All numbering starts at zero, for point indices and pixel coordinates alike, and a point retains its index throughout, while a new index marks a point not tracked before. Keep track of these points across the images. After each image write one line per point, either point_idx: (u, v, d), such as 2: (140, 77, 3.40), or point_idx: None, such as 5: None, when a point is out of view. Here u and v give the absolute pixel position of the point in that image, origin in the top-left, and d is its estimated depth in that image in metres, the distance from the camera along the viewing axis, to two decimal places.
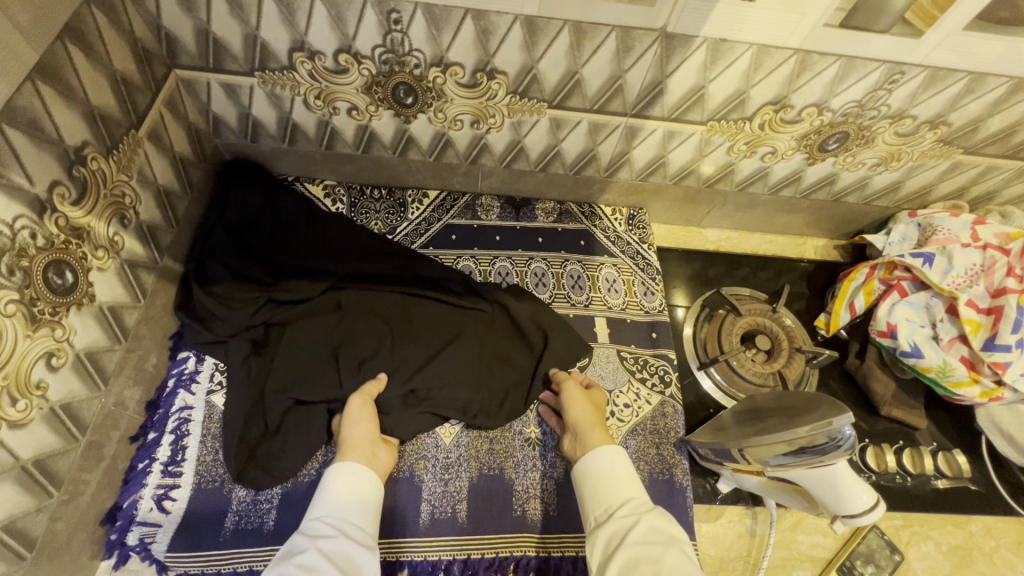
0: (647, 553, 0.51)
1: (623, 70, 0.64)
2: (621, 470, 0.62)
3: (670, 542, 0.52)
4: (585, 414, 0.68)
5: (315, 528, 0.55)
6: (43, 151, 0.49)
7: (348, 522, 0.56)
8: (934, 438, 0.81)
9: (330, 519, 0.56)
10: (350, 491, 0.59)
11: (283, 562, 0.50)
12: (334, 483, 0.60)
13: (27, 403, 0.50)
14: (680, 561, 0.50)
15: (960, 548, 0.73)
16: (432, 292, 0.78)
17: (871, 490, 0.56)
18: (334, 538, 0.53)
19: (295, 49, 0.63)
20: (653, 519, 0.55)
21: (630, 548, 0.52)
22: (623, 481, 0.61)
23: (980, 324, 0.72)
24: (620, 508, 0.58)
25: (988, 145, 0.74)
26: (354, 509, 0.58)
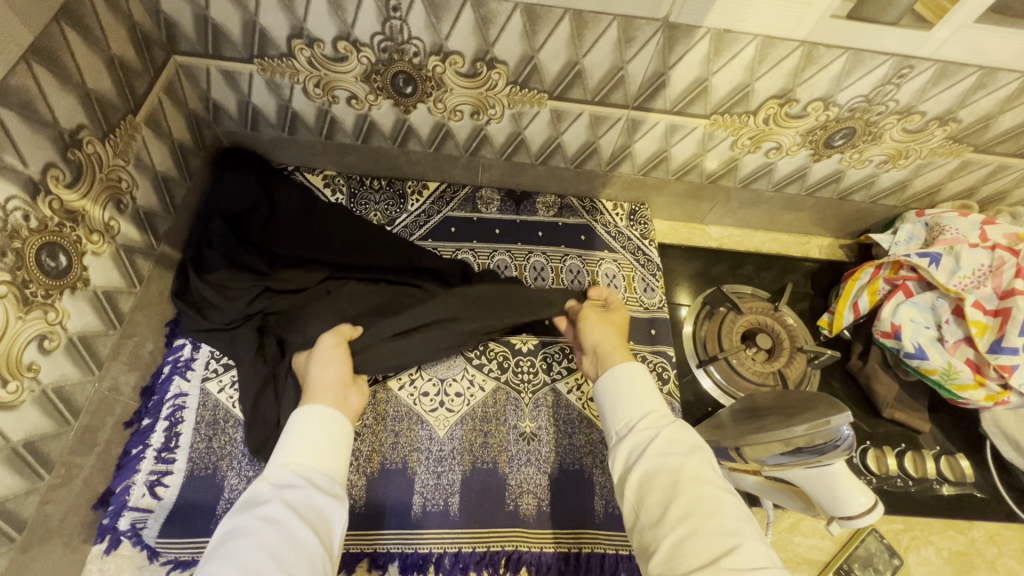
0: (666, 466, 0.53)
1: (625, 61, 0.63)
2: (639, 383, 0.62)
3: (690, 452, 0.54)
4: (607, 338, 0.70)
5: (281, 475, 0.53)
6: (37, 132, 0.49)
7: (315, 468, 0.55)
8: (938, 442, 0.79)
9: (296, 465, 0.54)
10: (317, 434, 0.57)
11: (245, 511, 0.49)
12: (300, 426, 0.57)
13: (18, 385, 0.50)
14: (700, 471, 0.52)
15: (962, 554, 0.71)
16: (432, 287, 0.77)
17: (869, 492, 0.54)
18: (301, 488, 0.52)
19: (294, 36, 0.63)
20: (671, 431, 0.56)
21: (648, 462, 0.54)
22: (641, 393, 0.62)
23: (987, 325, 0.70)
24: (640, 420, 0.59)
25: (1000, 143, 0.72)
26: (322, 454, 0.56)
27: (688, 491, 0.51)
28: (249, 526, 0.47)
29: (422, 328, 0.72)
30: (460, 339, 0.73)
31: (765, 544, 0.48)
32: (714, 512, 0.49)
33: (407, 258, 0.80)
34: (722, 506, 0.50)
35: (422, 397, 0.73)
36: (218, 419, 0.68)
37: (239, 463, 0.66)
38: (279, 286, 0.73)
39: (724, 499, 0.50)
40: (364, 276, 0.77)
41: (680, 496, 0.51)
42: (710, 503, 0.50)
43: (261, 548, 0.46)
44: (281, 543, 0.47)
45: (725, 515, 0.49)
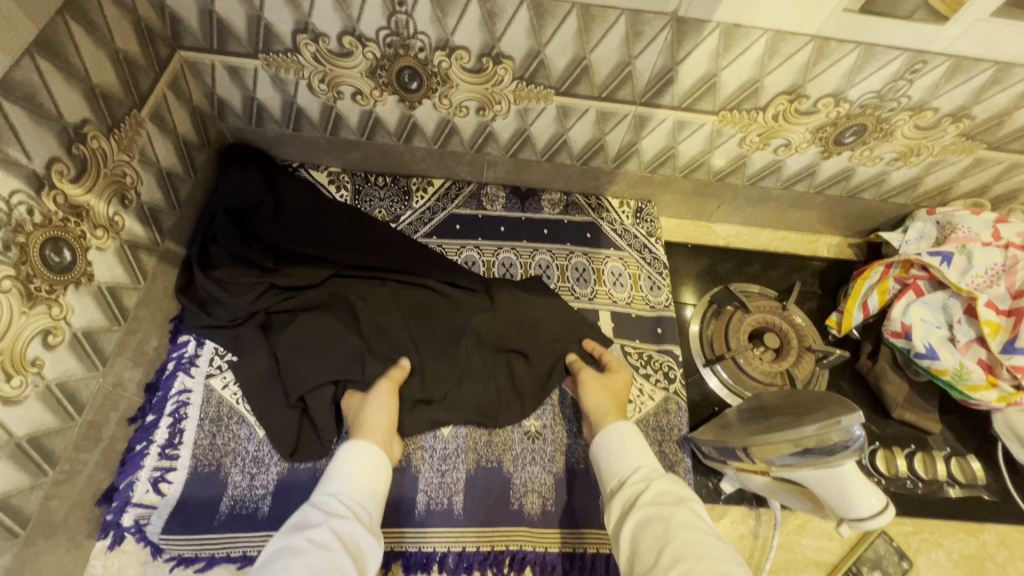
0: (657, 514, 0.53)
1: (633, 57, 0.63)
2: (631, 441, 0.63)
3: (680, 502, 0.54)
4: (601, 403, 0.68)
5: (329, 503, 0.54)
6: (42, 126, 0.49)
7: (359, 503, 0.56)
8: (949, 443, 0.78)
9: (343, 497, 0.56)
10: (364, 470, 0.59)
11: (294, 533, 0.50)
12: (350, 461, 0.59)
13: (22, 379, 0.50)
14: (691, 518, 0.52)
15: (973, 557, 0.70)
16: (437, 285, 0.77)
17: (880, 494, 0.53)
18: (347, 519, 0.53)
19: (299, 31, 0.63)
20: (661, 483, 0.56)
21: (641, 511, 0.54)
22: (633, 450, 0.62)
23: (1000, 325, 0.69)
24: (632, 475, 0.59)
25: (1014, 140, 0.71)
26: (366, 491, 0.57)
27: (678, 536, 0.49)
28: (297, 546, 0.48)
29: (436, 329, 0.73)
30: (466, 340, 0.74)
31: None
32: (706, 555, 0.47)
33: (413, 254, 0.79)
34: (714, 550, 0.48)
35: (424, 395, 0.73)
36: (221, 415, 0.68)
37: (242, 461, 0.66)
38: (284, 285, 0.73)
39: (717, 544, 0.49)
40: (370, 275, 0.77)
41: (671, 541, 0.49)
42: (701, 547, 0.48)
43: (307, 566, 0.46)
44: (324, 564, 0.47)
45: (716, 557, 0.47)
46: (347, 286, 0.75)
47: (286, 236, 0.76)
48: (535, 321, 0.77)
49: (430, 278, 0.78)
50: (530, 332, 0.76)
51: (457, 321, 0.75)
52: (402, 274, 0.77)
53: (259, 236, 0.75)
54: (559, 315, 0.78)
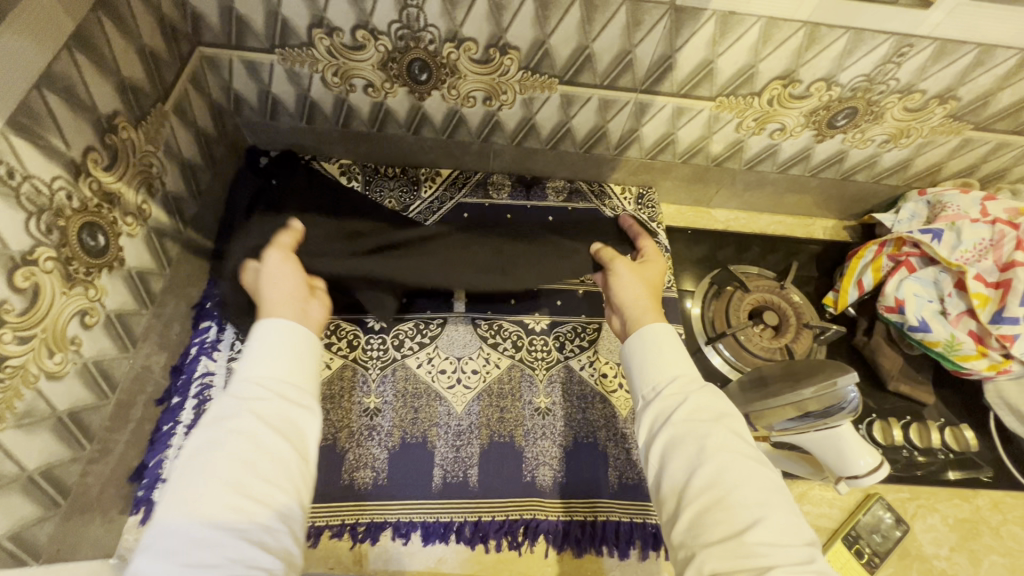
0: (692, 433, 0.51)
1: (633, 44, 0.66)
2: (667, 345, 0.59)
3: (718, 419, 0.52)
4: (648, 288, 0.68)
5: (249, 390, 0.48)
6: (79, 116, 0.52)
7: (287, 379, 0.50)
8: (942, 414, 0.81)
9: (265, 378, 0.49)
10: (284, 349, 0.51)
11: (217, 423, 0.46)
12: (264, 341, 0.51)
13: (63, 356, 0.53)
14: (727, 439, 0.50)
15: (967, 521, 0.73)
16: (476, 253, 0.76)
17: (875, 454, 0.56)
18: (274, 401, 0.48)
19: (314, 25, 0.65)
20: (700, 398, 0.53)
21: (673, 428, 0.52)
22: (670, 357, 0.58)
23: (989, 298, 0.72)
24: (666, 386, 0.56)
25: (998, 121, 0.74)
26: (292, 364, 0.51)
27: (712, 462, 0.48)
28: (221, 442, 0.44)
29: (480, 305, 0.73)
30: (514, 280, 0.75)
31: (792, 518, 0.47)
32: (738, 483, 0.47)
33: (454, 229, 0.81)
34: (746, 479, 0.48)
35: (439, 373, 0.76)
36: None
37: None
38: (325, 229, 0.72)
39: (750, 470, 0.48)
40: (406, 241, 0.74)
41: (704, 466, 0.48)
42: (735, 475, 0.47)
43: (234, 463, 0.43)
44: (253, 455, 0.44)
45: (748, 490, 0.47)
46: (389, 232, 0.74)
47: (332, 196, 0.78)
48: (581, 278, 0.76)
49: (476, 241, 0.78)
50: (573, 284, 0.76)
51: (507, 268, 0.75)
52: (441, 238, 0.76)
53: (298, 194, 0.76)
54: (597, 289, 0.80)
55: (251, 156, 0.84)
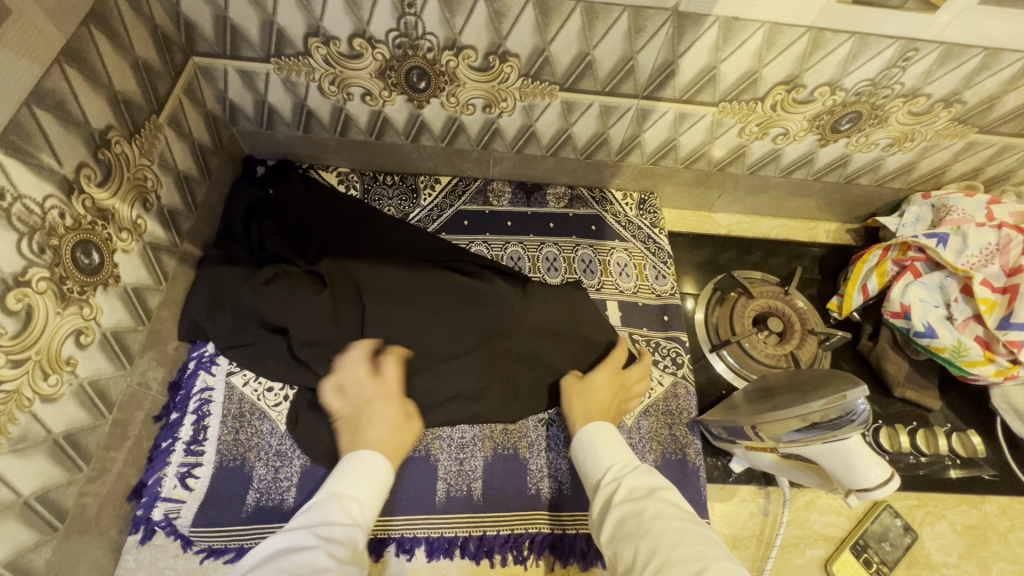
0: (631, 510, 0.54)
1: (635, 51, 0.65)
2: (607, 438, 0.64)
3: (653, 493, 0.56)
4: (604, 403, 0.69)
5: (336, 502, 0.56)
6: (70, 132, 0.50)
7: (364, 510, 0.57)
8: (948, 419, 0.81)
9: (347, 501, 0.56)
10: (370, 479, 0.59)
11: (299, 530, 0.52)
12: (353, 468, 0.59)
13: (58, 378, 0.52)
14: (662, 508, 0.54)
15: (975, 528, 0.73)
16: (458, 283, 0.76)
17: (886, 466, 0.55)
18: (348, 526, 0.54)
19: (310, 34, 0.64)
20: (633, 477, 0.58)
21: (616, 511, 0.55)
22: (611, 447, 0.63)
23: (996, 303, 0.71)
24: (606, 474, 0.60)
25: (1003, 124, 0.73)
26: (369, 496, 0.58)
27: (651, 529, 0.51)
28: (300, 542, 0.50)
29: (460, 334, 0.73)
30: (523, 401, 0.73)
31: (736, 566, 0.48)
32: (678, 542, 0.50)
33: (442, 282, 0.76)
34: (687, 535, 0.50)
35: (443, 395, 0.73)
36: (243, 411, 0.69)
37: (266, 455, 0.68)
38: (312, 353, 0.70)
39: (690, 529, 0.51)
40: (391, 268, 0.76)
41: (646, 536, 0.51)
42: (674, 535, 0.50)
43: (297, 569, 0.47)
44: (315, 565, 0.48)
45: (687, 543, 0.49)
46: (395, 293, 0.74)
47: (317, 287, 0.72)
48: (562, 312, 0.78)
49: (468, 334, 0.73)
50: (556, 316, 0.77)
51: (512, 395, 0.73)
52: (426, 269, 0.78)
53: (292, 293, 0.70)
54: (589, 319, 0.79)
55: (247, 166, 0.86)
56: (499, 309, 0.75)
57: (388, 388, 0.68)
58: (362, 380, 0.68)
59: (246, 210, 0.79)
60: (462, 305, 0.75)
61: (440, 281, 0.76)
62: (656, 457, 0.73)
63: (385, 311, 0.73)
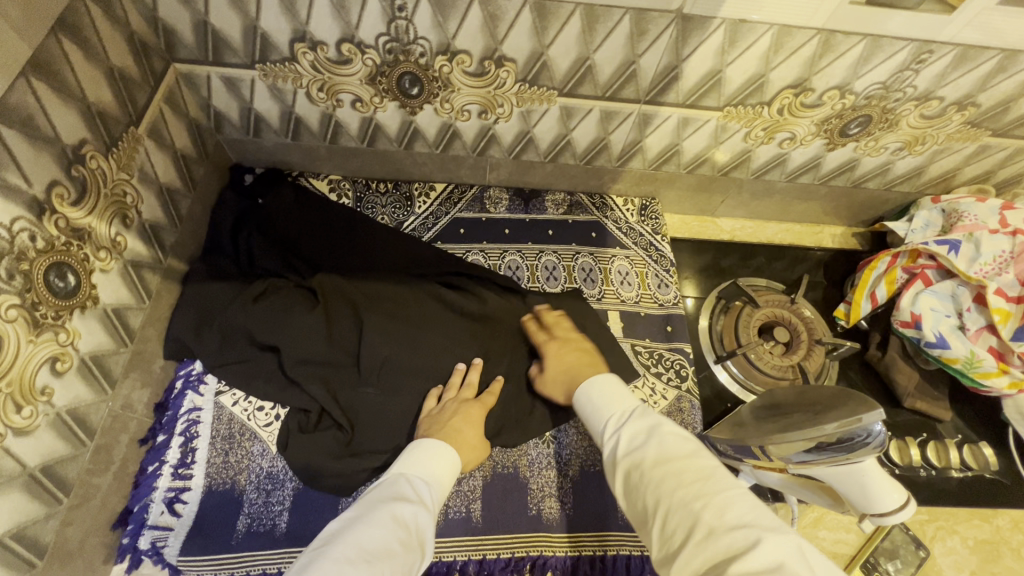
0: (633, 460, 0.52)
1: (637, 55, 0.62)
2: (611, 388, 0.60)
3: (652, 434, 0.53)
4: (565, 365, 0.67)
5: (405, 487, 0.56)
6: (40, 149, 0.47)
7: (433, 494, 0.57)
8: (959, 430, 0.79)
9: (417, 483, 0.57)
10: (436, 465, 0.59)
11: (374, 506, 0.52)
12: (423, 451, 0.60)
13: (32, 409, 0.49)
14: (659, 451, 0.51)
15: (987, 542, 0.71)
16: (459, 301, 0.76)
17: (902, 489, 0.53)
18: (418, 508, 0.53)
19: (296, 40, 0.61)
20: (632, 424, 0.55)
21: (622, 465, 0.52)
22: (608, 399, 0.59)
23: (1009, 313, 0.69)
24: (610, 426, 0.57)
25: (1018, 126, 0.71)
26: (435, 481, 0.58)
27: (653, 476, 0.49)
28: (375, 518, 0.50)
29: (460, 350, 0.73)
30: (523, 418, 0.71)
31: (739, 494, 0.46)
32: (679, 484, 0.47)
33: (440, 300, 0.76)
34: (686, 476, 0.48)
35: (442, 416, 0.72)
36: (233, 432, 0.67)
37: (257, 477, 0.65)
38: (306, 371, 0.68)
39: (688, 467, 0.48)
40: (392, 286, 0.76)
41: (649, 484, 0.49)
42: (672, 478, 0.48)
43: (372, 544, 0.47)
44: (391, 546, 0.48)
45: (686, 484, 0.47)
46: (396, 311, 0.73)
47: (311, 304, 0.71)
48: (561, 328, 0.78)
49: (466, 355, 0.73)
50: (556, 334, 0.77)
51: (517, 417, 0.71)
52: (426, 286, 0.77)
53: (288, 312, 0.69)
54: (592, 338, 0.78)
55: (235, 174, 0.82)
56: (500, 329, 0.76)
57: (482, 400, 0.69)
58: (461, 393, 0.69)
59: (235, 221, 0.77)
60: (462, 325, 0.75)
61: (439, 301, 0.76)
62: None
63: (385, 326, 0.71)
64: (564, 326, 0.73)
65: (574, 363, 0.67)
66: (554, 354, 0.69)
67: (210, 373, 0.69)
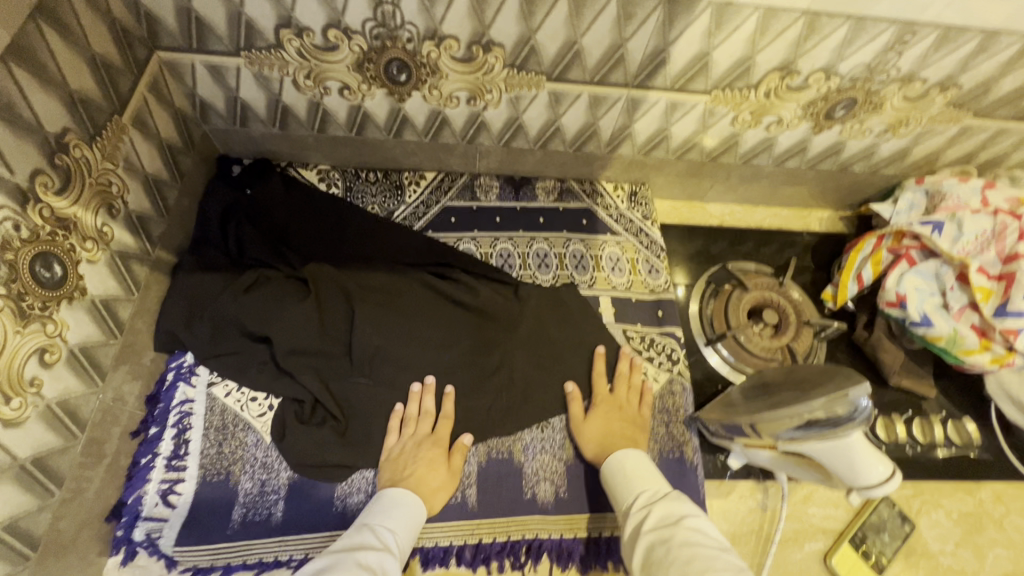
0: (660, 537, 0.52)
1: (625, 39, 0.62)
2: (645, 469, 0.62)
3: (680, 523, 0.53)
4: (613, 431, 0.68)
5: (368, 535, 0.55)
6: (22, 138, 0.47)
7: (399, 539, 0.56)
8: (943, 407, 0.80)
9: (382, 532, 0.56)
10: (403, 515, 0.59)
11: (339, 556, 0.51)
12: (386, 503, 0.60)
13: (22, 401, 0.49)
14: (691, 536, 0.51)
15: (971, 515, 0.73)
16: (452, 293, 0.76)
17: (888, 461, 0.54)
18: (383, 552, 0.53)
19: (282, 26, 0.61)
20: (663, 504, 0.56)
21: (647, 539, 0.53)
22: (641, 475, 0.62)
23: (992, 290, 0.71)
24: (636, 502, 0.59)
25: (999, 107, 0.72)
26: (400, 529, 0.57)
27: (679, 556, 0.49)
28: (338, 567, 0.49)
29: (453, 341, 0.73)
30: (516, 405, 0.71)
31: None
32: (705, 566, 0.46)
33: (431, 290, 0.77)
34: (713, 562, 0.47)
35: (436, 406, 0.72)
36: (226, 423, 0.67)
37: (252, 467, 0.65)
38: (298, 361, 0.68)
39: (717, 556, 0.48)
40: (383, 277, 0.76)
41: (673, 560, 0.49)
42: (700, 560, 0.47)
43: None
44: None
45: (715, 567, 0.46)
46: (388, 302, 0.74)
47: (303, 294, 0.71)
48: (555, 316, 0.78)
49: (458, 345, 0.73)
50: (551, 323, 0.77)
51: (512, 405, 0.72)
52: (418, 278, 0.77)
53: (280, 301, 0.69)
54: (587, 327, 0.78)
55: (223, 165, 0.82)
56: (493, 321, 0.76)
57: (440, 435, 0.67)
58: (419, 428, 0.67)
59: (222, 211, 0.76)
60: (454, 316, 0.75)
61: (430, 292, 0.76)
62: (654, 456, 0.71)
63: (378, 318, 0.72)
64: (630, 389, 0.73)
65: (621, 432, 0.68)
66: (607, 408, 0.70)
67: (202, 365, 0.68)
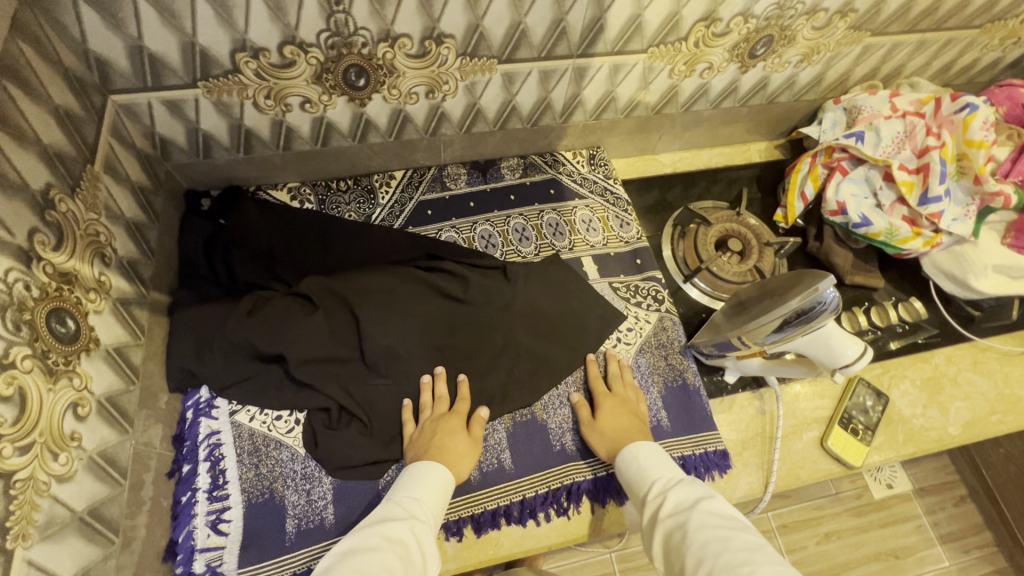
0: (677, 524, 0.57)
1: (564, 12, 0.67)
2: (654, 457, 0.66)
3: (695, 507, 0.57)
4: (619, 424, 0.71)
5: (395, 508, 0.59)
6: (13, 198, 0.47)
7: (425, 508, 0.60)
8: (892, 293, 0.92)
9: (408, 502, 0.60)
10: (428, 484, 0.62)
11: (369, 532, 0.55)
12: (412, 474, 0.63)
13: (68, 455, 0.51)
14: (706, 517, 0.55)
15: (931, 378, 0.84)
16: (444, 283, 0.80)
17: (858, 342, 0.63)
18: (411, 522, 0.57)
19: (237, 50, 0.62)
20: (678, 491, 0.60)
21: (664, 528, 0.58)
22: (654, 462, 0.65)
23: (913, 183, 0.81)
24: (651, 490, 0.62)
25: (891, 24, 0.82)
26: (427, 497, 0.61)
27: (696, 541, 0.53)
28: (365, 546, 0.53)
29: (457, 326, 0.77)
30: (528, 372, 0.76)
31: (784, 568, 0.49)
32: (722, 547, 0.51)
33: (424, 283, 0.80)
34: (732, 541, 0.51)
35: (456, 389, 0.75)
36: (258, 446, 0.67)
37: (294, 481, 0.66)
38: (315, 371, 0.70)
39: (735, 535, 0.52)
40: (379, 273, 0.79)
41: (691, 547, 0.53)
42: (717, 543, 0.51)
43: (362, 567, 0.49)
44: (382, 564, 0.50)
45: (733, 548, 0.50)
46: (389, 297, 0.76)
47: (309, 309, 0.73)
48: (545, 288, 0.82)
49: (462, 327, 0.78)
50: (544, 294, 0.81)
51: (530, 371, 0.76)
52: (413, 271, 0.80)
53: (288, 320, 0.71)
54: (576, 285, 0.83)
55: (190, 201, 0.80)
56: (490, 301, 0.79)
57: (457, 408, 0.70)
58: (436, 408, 0.70)
59: (206, 246, 0.76)
60: (450, 304, 0.79)
61: (425, 283, 0.79)
62: (661, 388, 0.78)
63: (380, 320, 0.74)
64: (626, 385, 0.76)
65: (630, 425, 0.71)
66: (609, 408, 0.72)
67: (220, 397, 0.69)
